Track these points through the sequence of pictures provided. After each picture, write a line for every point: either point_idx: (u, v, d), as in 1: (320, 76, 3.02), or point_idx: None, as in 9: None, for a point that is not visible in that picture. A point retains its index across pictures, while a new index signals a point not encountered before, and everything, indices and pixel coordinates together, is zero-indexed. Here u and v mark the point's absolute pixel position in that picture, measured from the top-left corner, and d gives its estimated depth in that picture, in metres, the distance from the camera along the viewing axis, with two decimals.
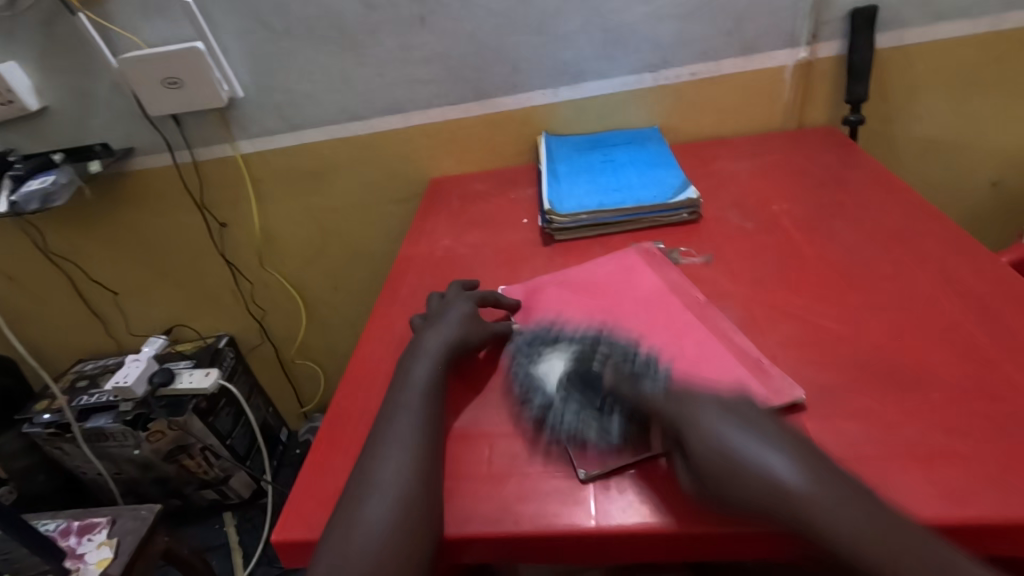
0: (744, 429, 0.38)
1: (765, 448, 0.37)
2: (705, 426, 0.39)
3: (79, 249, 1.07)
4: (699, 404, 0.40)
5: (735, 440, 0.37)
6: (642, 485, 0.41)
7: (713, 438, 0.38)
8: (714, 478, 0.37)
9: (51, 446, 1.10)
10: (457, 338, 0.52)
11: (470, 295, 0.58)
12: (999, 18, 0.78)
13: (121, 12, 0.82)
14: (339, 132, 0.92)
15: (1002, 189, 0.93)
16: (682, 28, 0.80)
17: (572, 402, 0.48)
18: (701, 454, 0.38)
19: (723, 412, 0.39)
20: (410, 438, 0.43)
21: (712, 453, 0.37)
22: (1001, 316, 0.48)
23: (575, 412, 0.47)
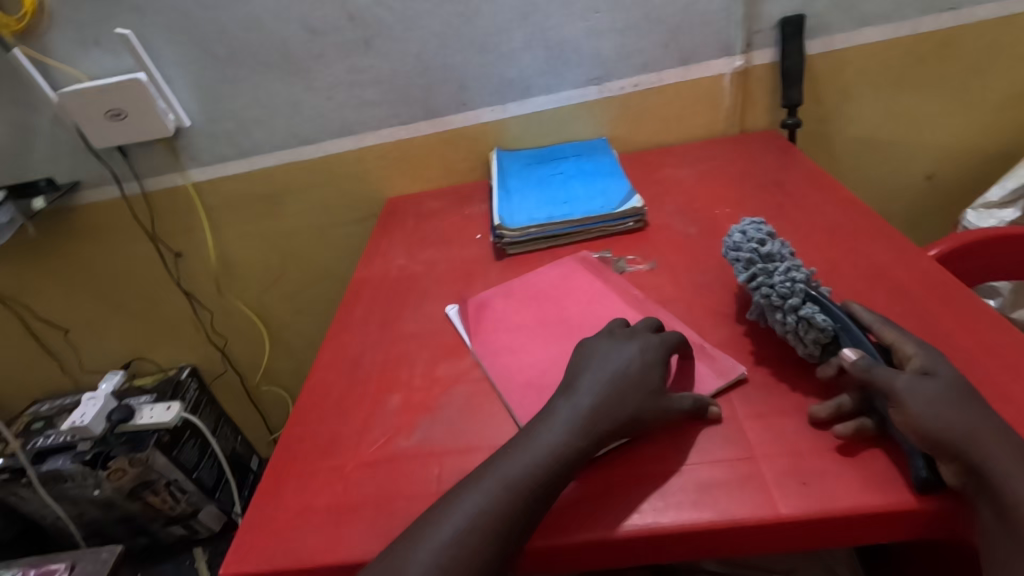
0: (965, 394, 0.38)
1: (980, 412, 0.37)
2: (944, 371, 0.40)
3: (28, 287, 1.05)
4: (923, 347, 0.42)
5: (965, 404, 0.38)
6: (612, 503, 0.41)
7: (945, 382, 0.39)
8: (965, 405, 0.38)
9: (6, 492, 1.06)
10: (625, 387, 0.44)
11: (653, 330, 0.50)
12: (918, 22, 0.82)
13: (59, 45, 0.81)
14: (290, 156, 0.92)
15: (936, 182, 0.97)
16: (622, 41, 0.83)
17: (794, 276, 0.49)
18: (942, 385, 0.38)
19: (955, 373, 0.40)
20: (499, 502, 0.39)
21: (964, 396, 0.38)
22: (923, 308, 0.51)
23: (794, 282, 0.48)
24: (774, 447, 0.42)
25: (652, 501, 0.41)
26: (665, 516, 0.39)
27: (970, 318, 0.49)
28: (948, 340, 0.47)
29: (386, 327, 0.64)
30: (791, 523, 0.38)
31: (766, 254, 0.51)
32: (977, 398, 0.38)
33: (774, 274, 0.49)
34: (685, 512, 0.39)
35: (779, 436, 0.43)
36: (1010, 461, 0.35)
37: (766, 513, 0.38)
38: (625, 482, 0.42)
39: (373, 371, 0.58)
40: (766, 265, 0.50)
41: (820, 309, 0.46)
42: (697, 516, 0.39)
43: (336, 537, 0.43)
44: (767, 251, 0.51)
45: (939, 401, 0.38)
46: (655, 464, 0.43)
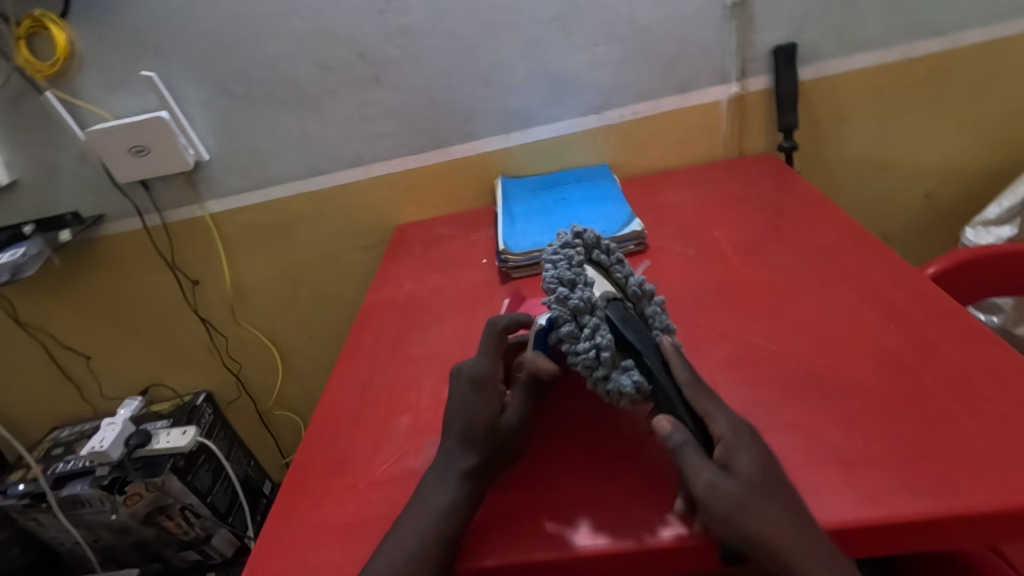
0: (763, 491, 0.38)
1: (778, 503, 0.38)
2: (739, 460, 0.40)
3: (52, 315, 1.08)
4: (746, 431, 0.42)
5: (763, 498, 0.38)
6: (503, 539, 0.42)
7: (748, 476, 0.39)
8: (755, 497, 0.38)
9: (26, 517, 1.08)
10: (470, 426, 0.46)
11: (485, 357, 0.50)
12: (908, 47, 0.85)
13: (88, 87, 0.86)
14: (304, 186, 0.95)
15: (935, 201, 0.98)
16: (621, 72, 0.86)
17: (601, 334, 0.45)
18: (739, 484, 0.38)
19: (759, 456, 0.40)
20: (407, 554, 0.40)
21: (761, 483, 0.38)
22: (918, 325, 0.52)
23: (599, 345, 0.45)
24: (592, 491, 0.44)
25: (652, 514, 0.41)
26: (670, 529, 0.40)
27: (961, 334, 0.50)
28: (941, 358, 0.48)
29: (395, 352, 0.66)
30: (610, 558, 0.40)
31: (574, 309, 0.46)
32: (787, 489, 0.39)
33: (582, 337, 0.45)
34: (685, 525, 0.40)
35: (609, 484, 0.44)
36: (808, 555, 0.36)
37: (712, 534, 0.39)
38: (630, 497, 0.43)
39: (383, 393, 0.60)
40: (576, 324, 0.46)
41: (632, 370, 0.44)
42: (698, 528, 0.40)
43: (348, 554, 0.44)
44: (574, 304, 0.46)
45: (734, 496, 0.38)
46: (656, 481, 0.43)
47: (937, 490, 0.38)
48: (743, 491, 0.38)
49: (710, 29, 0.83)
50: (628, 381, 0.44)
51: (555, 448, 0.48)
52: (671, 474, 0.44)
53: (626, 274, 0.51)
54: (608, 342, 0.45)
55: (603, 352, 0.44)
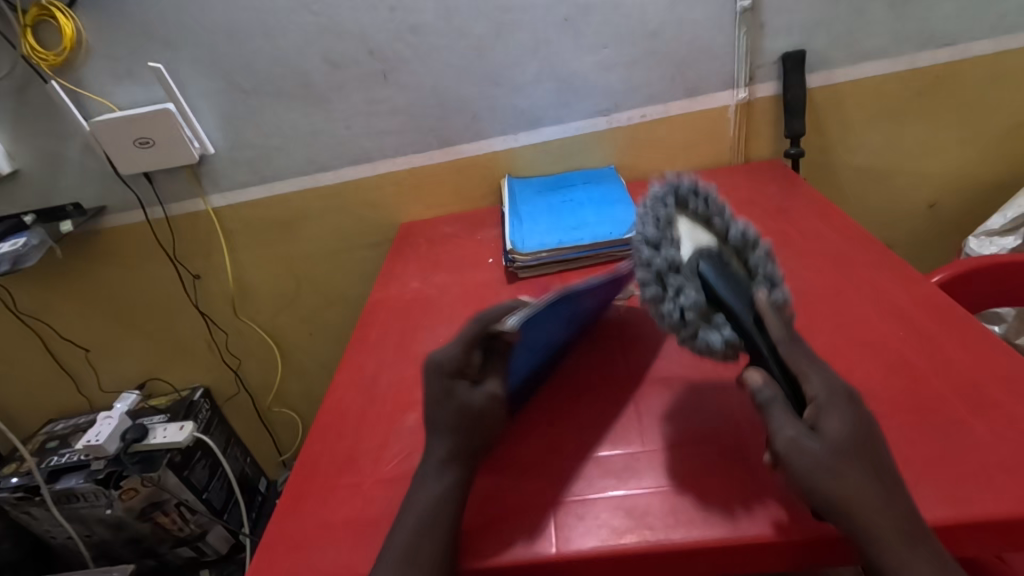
0: (852, 454, 0.36)
1: (860, 470, 0.36)
2: (829, 422, 0.37)
3: (50, 306, 1.07)
4: (842, 396, 0.39)
5: (854, 465, 0.36)
6: (502, 537, 0.41)
7: (836, 438, 0.36)
8: (843, 459, 0.36)
9: (19, 510, 1.07)
10: (462, 417, 0.43)
11: (457, 346, 0.44)
12: (915, 57, 0.85)
13: (94, 78, 0.85)
14: (308, 182, 0.95)
15: (938, 210, 0.99)
16: (630, 74, 0.86)
17: (690, 288, 0.43)
18: (825, 447, 0.36)
19: (848, 416, 0.38)
20: (413, 545, 0.39)
21: (848, 444, 0.36)
22: (926, 332, 0.52)
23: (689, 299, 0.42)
24: (680, 474, 0.43)
25: (660, 516, 0.40)
26: (677, 532, 0.39)
27: (971, 342, 0.50)
28: (951, 365, 0.48)
29: (401, 349, 0.65)
30: (684, 551, 0.38)
31: (658, 271, 0.43)
32: (877, 455, 0.37)
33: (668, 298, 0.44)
34: (694, 528, 0.39)
35: (658, 471, 0.43)
36: (889, 524, 0.34)
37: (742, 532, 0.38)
38: (638, 499, 0.42)
39: (389, 391, 0.60)
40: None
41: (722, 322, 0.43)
42: (706, 531, 0.39)
43: (355, 552, 0.44)
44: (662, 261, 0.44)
45: (819, 460, 0.36)
46: (663, 482, 0.43)
47: (950, 496, 0.38)
48: (828, 452, 0.36)
49: (720, 35, 0.83)
50: (719, 336, 0.42)
51: (567, 447, 0.47)
52: (723, 459, 0.43)
53: (729, 221, 0.47)
54: (698, 296, 0.43)
55: (690, 316, 0.43)
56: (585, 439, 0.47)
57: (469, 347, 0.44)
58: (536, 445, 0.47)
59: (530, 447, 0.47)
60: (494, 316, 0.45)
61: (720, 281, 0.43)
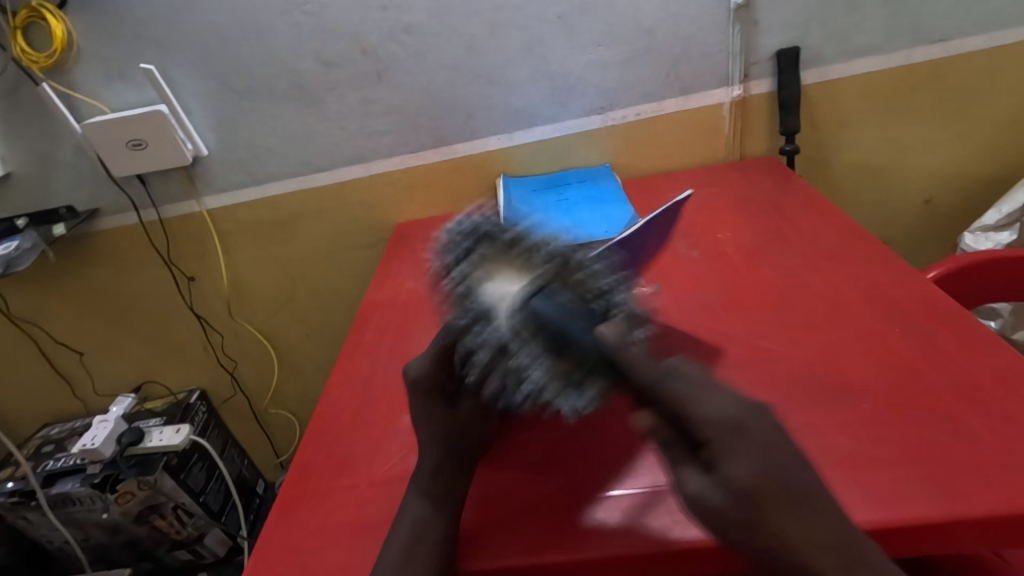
0: (774, 494, 0.31)
1: (799, 507, 0.30)
2: (732, 469, 0.31)
3: (45, 310, 1.07)
4: (743, 414, 0.33)
5: (791, 502, 0.31)
6: (502, 537, 0.41)
7: (733, 484, 0.31)
8: (750, 513, 0.31)
9: (15, 515, 1.07)
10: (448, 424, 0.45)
11: (428, 359, 0.46)
12: (910, 53, 0.85)
13: (86, 80, 0.85)
14: (303, 183, 0.95)
15: (934, 206, 0.99)
16: (624, 72, 0.86)
17: (534, 361, 0.39)
18: (726, 497, 0.31)
19: (758, 456, 0.31)
20: (405, 548, 0.39)
21: (768, 480, 0.31)
22: (923, 328, 0.52)
23: (533, 375, 0.38)
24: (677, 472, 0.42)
25: (659, 513, 0.39)
26: (678, 529, 0.38)
27: (967, 338, 0.50)
28: (947, 360, 0.48)
29: (396, 350, 0.65)
30: (683, 550, 0.37)
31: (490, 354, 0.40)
32: (808, 482, 0.31)
33: (519, 373, 0.39)
34: (695, 525, 0.38)
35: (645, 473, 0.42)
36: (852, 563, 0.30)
37: None
38: (636, 496, 0.41)
39: (385, 392, 0.59)
40: (507, 365, 0.40)
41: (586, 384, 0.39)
42: (708, 527, 0.38)
43: (351, 555, 0.44)
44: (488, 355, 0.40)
45: (727, 511, 0.31)
46: (663, 478, 0.42)
47: (948, 492, 0.38)
48: (733, 503, 0.31)
49: (714, 32, 0.83)
50: (577, 402, 0.39)
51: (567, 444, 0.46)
52: None
53: (529, 249, 0.43)
54: (540, 366, 0.39)
55: (546, 390, 0.38)
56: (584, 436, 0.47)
57: (441, 361, 0.46)
58: (537, 444, 0.47)
59: (529, 447, 0.47)
60: (459, 328, 0.46)
61: (552, 329, 0.38)
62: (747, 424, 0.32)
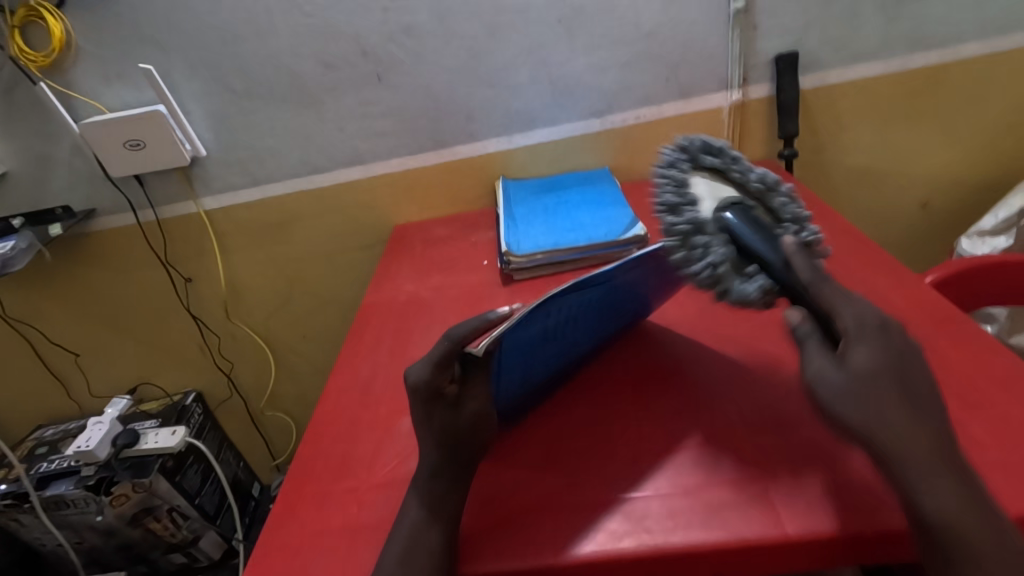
0: (891, 383, 0.34)
1: (895, 403, 0.34)
2: (854, 355, 0.35)
3: (40, 311, 1.06)
4: (877, 324, 0.36)
5: (890, 409, 0.33)
6: (505, 538, 0.40)
7: (861, 369, 0.34)
8: (857, 397, 0.34)
9: (8, 518, 1.06)
10: (453, 432, 0.43)
11: (427, 367, 0.44)
12: (907, 58, 0.86)
13: (84, 79, 0.84)
14: (301, 184, 0.94)
15: (931, 211, 0.99)
16: (624, 76, 0.86)
17: (720, 244, 0.42)
18: (844, 376, 0.34)
19: (878, 353, 0.35)
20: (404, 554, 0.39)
21: (874, 372, 0.34)
22: (923, 332, 0.52)
23: (718, 253, 0.41)
24: (676, 479, 0.42)
25: (659, 519, 0.39)
26: (677, 535, 0.38)
27: (965, 342, 0.50)
28: (947, 364, 0.48)
29: (395, 353, 0.65)
30: (683, 554, 0.37)
31: (683, 231, 0.43)
32: (916, 385, 0.35)
33: (694, 254, 0.42)
34: (694, 531, 0.38)
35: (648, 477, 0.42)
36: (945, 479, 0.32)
37: (748, 533, 0.37)
38: (638, 501, 0.41)
39: (384, 395, 0.59)
40: (687, 243, 0.42)
41: (755, 272, 0.41)
42: (707, 534, 0.38)
43: (351, 558, 0.43)
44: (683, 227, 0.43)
45: (846, 388, 0.34)
46: (663, 484, 0.42)
47: None
48: (846, 385, 0.34)
49: (713, 37, 0.83)
50: (755, 284, 0.40)
51: (566, 447, 0.46)
52: (720, 463, 0.42)
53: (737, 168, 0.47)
54: (727, 248, 0.41)
55: (721, 267, 0.41)
56: (583, 439, 0.47)
57: (441, 368, 0.44)
58: (535, 447, 0.47)
59: (527, 451, 0.47)
60: (464, 337, 0.43)
61: (742, 229, 0.42)
62: (891, 327, 0.36)
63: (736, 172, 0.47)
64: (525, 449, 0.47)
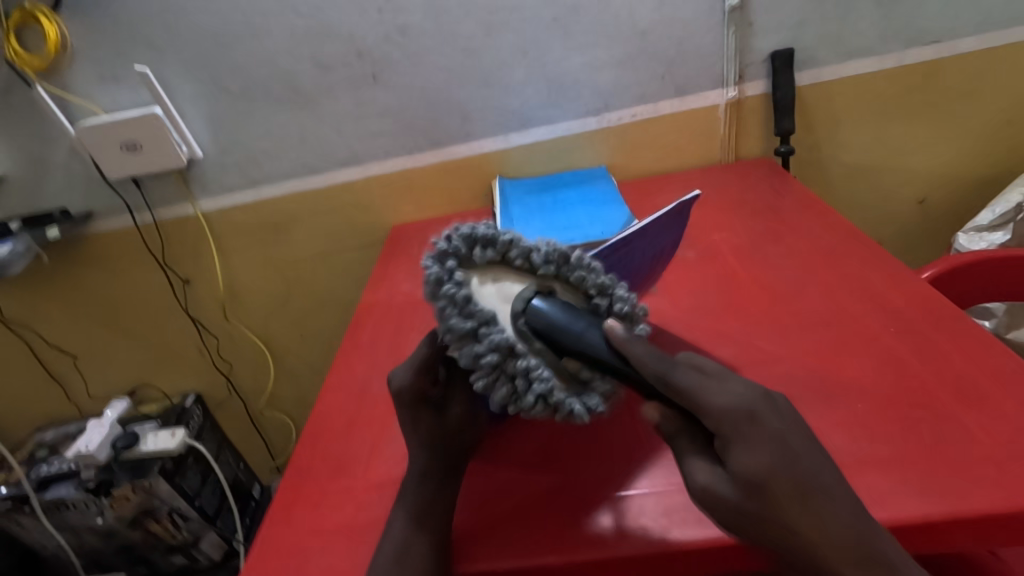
0: (783, 491, 0.31)
1: (802, 495, 0.31)
2: (748, 459, 0.32)
3: (39, 314, 1.06)
4: (750, 406, 0.34)
5: (794, 504, 0.31)
6: (494, 539, 0.41)
7: (747, 477, 0.31)
8: (755, 514, 0.31)
9: (8, 520, 1.06)
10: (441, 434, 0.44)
11: (409, 371, 0.45)
12: (903, 55, 0.85)
13: (80, 82, 0.84)
14: (298, 185, 0.94)
15: (928, 207, 0.99)
16: (620, 74, 0.86)
17: (542, 366, 0.36)
18: (737, 491, 0.32)
19: (764, 454, 0.32)
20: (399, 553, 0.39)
21: (762, 473, 0.31)
22: (918, 328, 0.52)
23: (541, 378, 0.36)
24: (673, 476, 0.42)
25: (656, 515, 0.39)
26: (675, 531, 0.38)
27: (961, 338, 0.50)
28: (942, 360, 0.48)
29: (392, 353, 0.65)
30: (681, 551, 0.37)
31: (492, 362, 0.36)
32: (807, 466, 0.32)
33: (519, 387, 0.36)
34: (692, 527, 0.38)
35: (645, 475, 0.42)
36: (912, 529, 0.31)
37: None
38: (635, 498, 0.41)
39: (381, 395, 0.59)
40: (502, 373, 0.37)
41: (594, 385, 0.37)
42: (705, 530, 0.38)
43: (347, 557, 0.43)
44: (489, 357, 0.36)
45: (746, 501, 0.32)
46: (660, 481, 0.42)
47: (942, 490, 0.38)
48: (745, 500, 0.32)
49: (709, 34, 0.83)
50: (595, 400, 0.37)
51: (563, 444, 0.46)
52: None
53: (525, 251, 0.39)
54: (547, 359, 0.37)
55: (550, 394, 0.36)
56: (579, 437, 0.47)
57: (423, 372, 0.45)
58: (531, 446, 0.47)
59: (524, 449, 0.47)
60: (443, 339, 0.45)
61: (558, 329, 0.37)
62: (760, 408, 0.33)
63: (466, 251, 0.39)
64: (522, 446, 0.47)
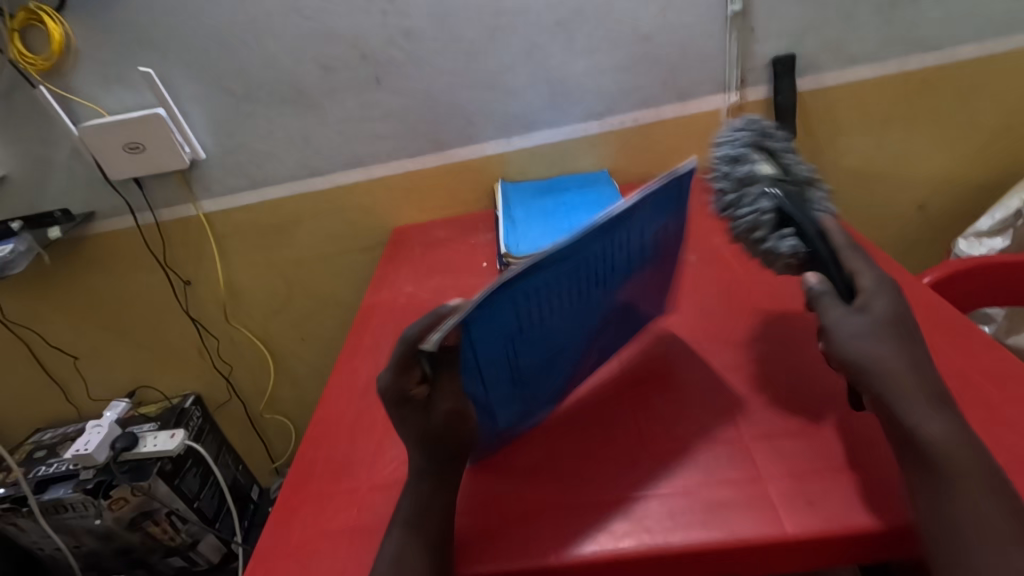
0: (896, 335, 0.38)
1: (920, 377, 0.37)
2: (874, 304, 0.39)
3: (39, 314, 1.06)
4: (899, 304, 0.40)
5: (898, 363, 0.37)
6: (497, 542, 0.40)
7: (878, 316, 0.38)
8: (867, 344, 0.37)
9: (6, 522, 1.05)
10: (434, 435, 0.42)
11: (390, 371, 0.41)
12: (904, 61, 0.86)
13: (84, 82, 0.84)
14: (300, 187, 0.94)
15: (927, 212, 1.00)
16: (623, 79, 0.87)
17: (765, 198, 0.44)
18: (868, 320, 0.38)
19: (893, 316, 0.39)
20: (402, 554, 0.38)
21: (900, 328, 0.38)
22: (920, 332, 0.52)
23: (763, 203, 0.44)
24: (675, 480, 0.42)
25: (659, 519, 0.39)
26: (676, 535, 0.38)
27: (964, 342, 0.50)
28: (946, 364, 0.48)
29: None
30: (684, 553, 0.38)
31: (740, 181, 0.46)
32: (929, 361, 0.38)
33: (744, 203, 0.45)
34: (694, 530, 0.38)
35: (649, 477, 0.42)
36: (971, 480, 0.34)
37: (749, 533, 0.37)
38: (637, 501, 0.41)
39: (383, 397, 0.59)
40: (738, 192, 0.46)
41: (790, 232, 0.43)
42: (706, 533, 0.38)
43: (350, 557, 0.44)
44: (742, 176, 0.46)
45: (857, 335, 0.38)
46: (662, 484, 0.42)
47: None
48: (867, 328, 0.38)
49: (711, 39, 0.84)
50: (789, 241, 0.43)
51: (565, 447, 0.46)
52: (717, 464, 0.42)
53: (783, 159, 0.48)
54: (772, 202, 0.44)
55: (761, 217, 0.44)
56: (582, 440, 0.47)
57: (404, 369, 0.41)
58: (533, 449, 0.47)
59: (527, 452, 0.47)
60: (417, 335, 0.40)
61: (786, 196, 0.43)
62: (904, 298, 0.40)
63: (774, 143, 0.49)
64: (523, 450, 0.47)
